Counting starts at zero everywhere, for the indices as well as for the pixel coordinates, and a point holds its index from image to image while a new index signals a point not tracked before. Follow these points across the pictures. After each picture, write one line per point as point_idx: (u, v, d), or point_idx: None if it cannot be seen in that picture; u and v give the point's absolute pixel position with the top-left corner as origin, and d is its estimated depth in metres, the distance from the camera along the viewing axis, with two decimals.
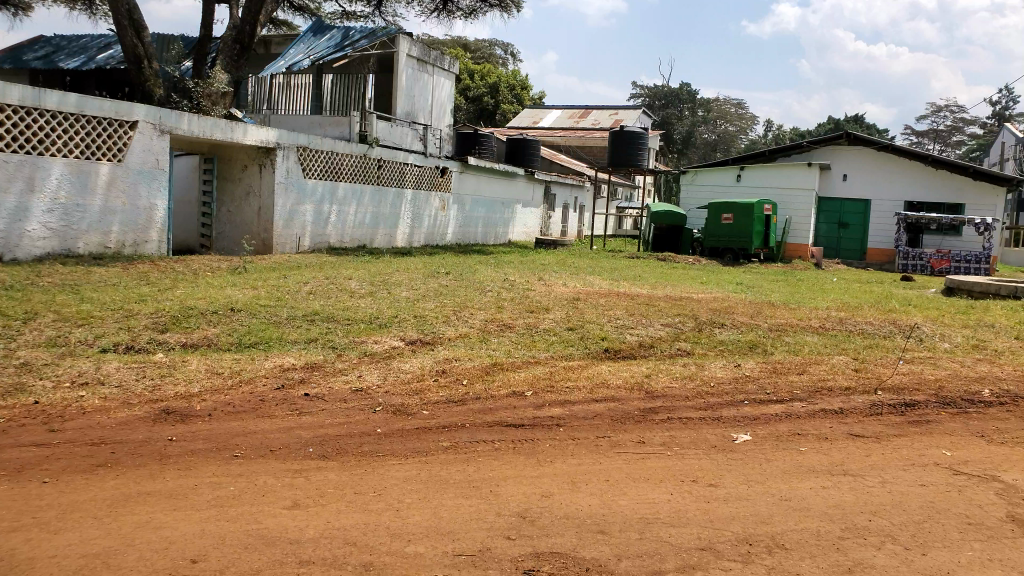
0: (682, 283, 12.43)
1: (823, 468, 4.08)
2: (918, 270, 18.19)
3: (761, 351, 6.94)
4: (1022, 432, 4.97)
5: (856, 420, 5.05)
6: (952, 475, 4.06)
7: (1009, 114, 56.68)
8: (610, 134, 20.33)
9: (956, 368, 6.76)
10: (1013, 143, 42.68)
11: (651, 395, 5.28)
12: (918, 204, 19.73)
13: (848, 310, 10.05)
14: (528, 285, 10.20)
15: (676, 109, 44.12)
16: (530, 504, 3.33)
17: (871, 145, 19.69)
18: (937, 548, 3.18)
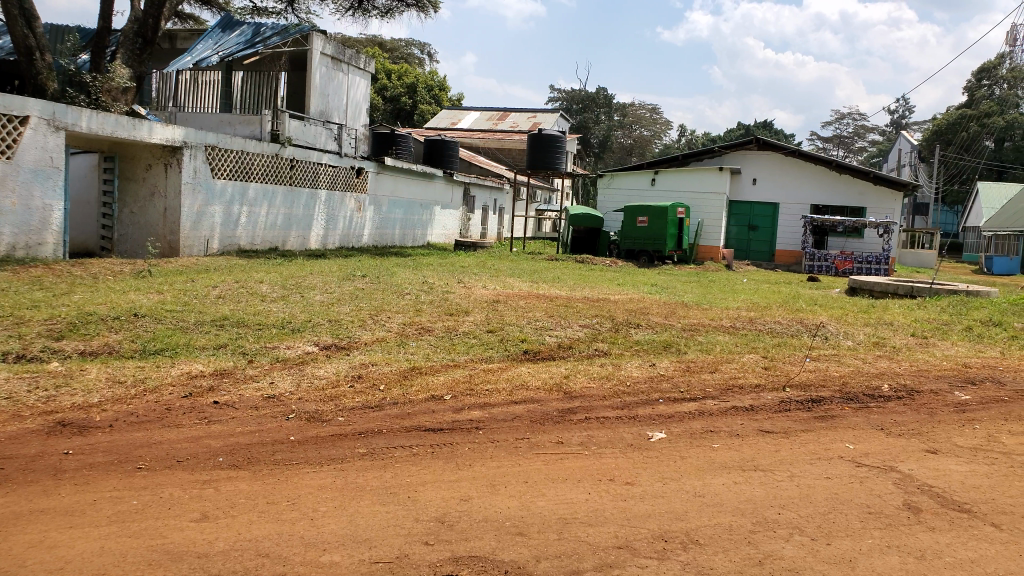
0: (600, 284, 12.64)
1: (734, 464, 4.21)
2: (823, 271, 19.04)
3: (675, 350, 7.12)
4: (916, 424, 5.27)
5: (765, 417, 5.24)
6: (855, 467, 4.26)
7: (905, 122, 60.11)
8: (529, 137, 20.49)
9: (858, 364, 7.11)
10: (909, 150, 45.25)
11: (570, 395, 5.34)
12: (823, 208, 20.68)
13: (758, 310, 10.43)
14: (448, 287, 10.16)
15: (593, 113, 44.81)
16: (448, 509, 3.31)
17: (779, 151, 20.53)
18: (840, 537, 3.33)
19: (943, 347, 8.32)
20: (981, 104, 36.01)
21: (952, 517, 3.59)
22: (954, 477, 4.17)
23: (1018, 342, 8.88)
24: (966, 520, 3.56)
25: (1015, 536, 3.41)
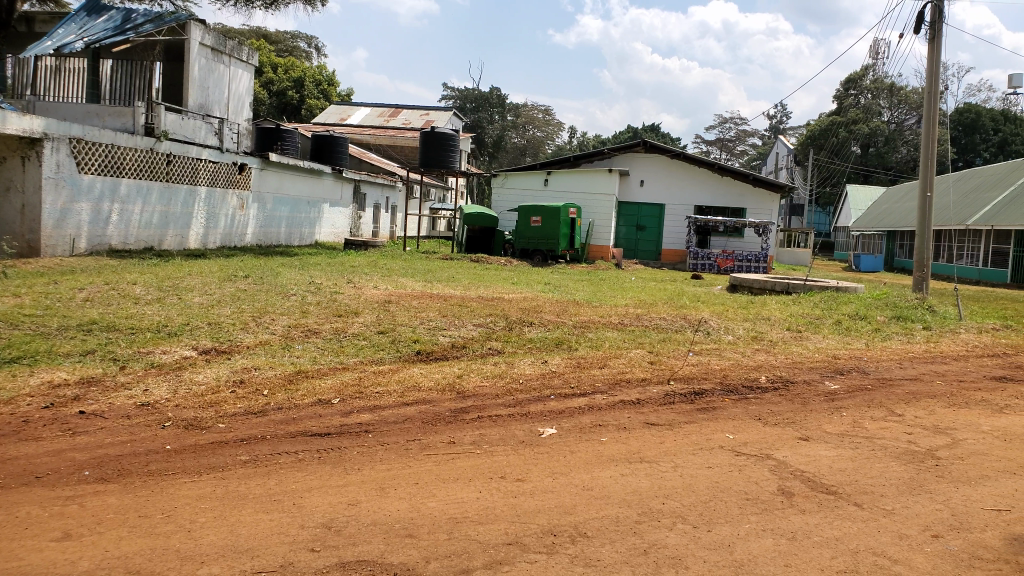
0: (494, 283, 12.69)
1: (622, 457, 4.33)
2: (706, 269, 19.87)
3: (566, 348, 7.25)
4: (790, 414, 5.59)
5: (651, 410, 5.42)
6: (734, 456, 4.47)
7: (782, 128, 63.67)
8: (420, 135, 20.34)
9: (738, 358, 7.46)
10: (787, 154, 48.29)
11: (462, 395, 5.33)
12: (705, 209, 21.60)
13: (645, 307, 10.76)
14: (336, 288, 9.90)
15: (486, 113, 44.91)
16: (336, 514, 3.25)
17: (665, 153, 21.29)
18: (720, 523, 3.48)
19: (815, 340, 8.87)
20: (849, 112, 38.52)
21: (821, 499, 3.83)
22: (823, 461, 4.45)
23: (881, 334, 9.58)
24: (833, 502, 3.81)
25: (875, 513, 3.68)
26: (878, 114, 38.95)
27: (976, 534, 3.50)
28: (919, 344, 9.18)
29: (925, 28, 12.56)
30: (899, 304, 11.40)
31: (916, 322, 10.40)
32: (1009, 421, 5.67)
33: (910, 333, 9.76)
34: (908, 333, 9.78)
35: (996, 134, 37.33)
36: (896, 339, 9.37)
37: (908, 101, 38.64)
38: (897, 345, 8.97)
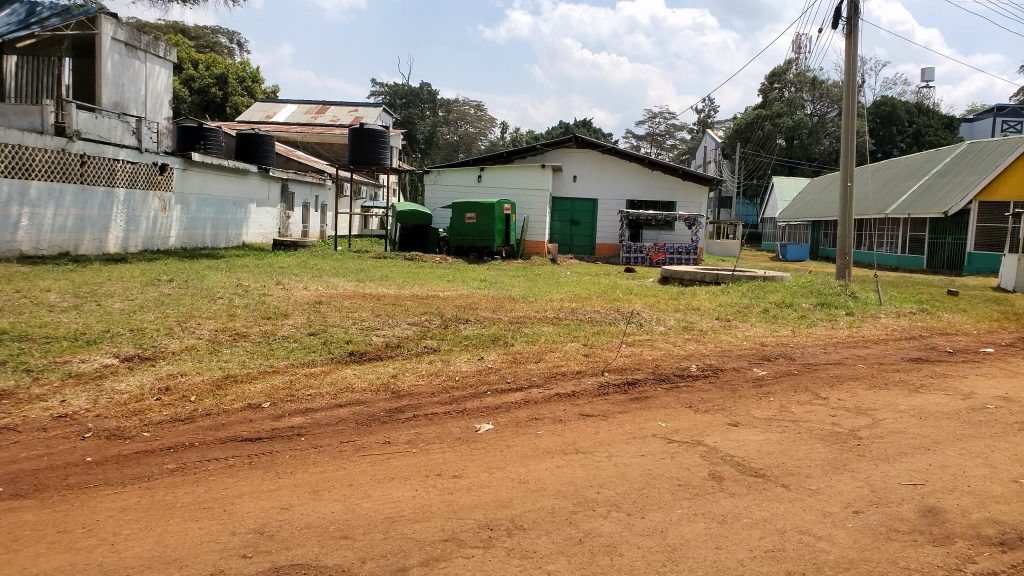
0: (430, 281, 12.63)
1: (557, 449, 4.39)
2: (639, 262, 20.22)
3: (501, 343, 7.28)
4: (720, 400, 5.76)
5: (585, 401, 5.50)
6: (666, 444, 4.58)
7: (709, 122, 65.24)
8: (349, 131, 20.04)
9: (669, 348, 7.64)
10: (714, 148, 49.57)
11: (397, 395, 5.31)
12: (637, 203, 21.97)
13: (580, 301, 10.90)
14: (266, 290, 9.69)
15: (416, 109, 44.66)
16: (268, 519, 3.20)
17: (596, 148, 21.56)
18: (653, 510, 3.57)
19: (744, 328, 9.15)
20: (774, 105, 39.81)
21: (749, 482, 3.96)
22: (752, 445, 4.60)
23: (806, 320, 9.95)
24: (762, 484, 3.95)
25: (800, 493, 3.83)
26: (801, 107, 40.43)
27: (894, 507, 3.68)
28: (842, 329, 9.57)
29: (842, 24, 13.05)
30: (823, 291, 11.85)
31: (839, 308, 10.83)
32: (925, 400, 5.98)
33: (833, 319, 10.17)
34: (832, 319, 10.17)
35: (910, 126, 39.06)
36: (821, 325, 9.74)
37: (828, 95, 40.09)
38: (821, 331, 9.33)
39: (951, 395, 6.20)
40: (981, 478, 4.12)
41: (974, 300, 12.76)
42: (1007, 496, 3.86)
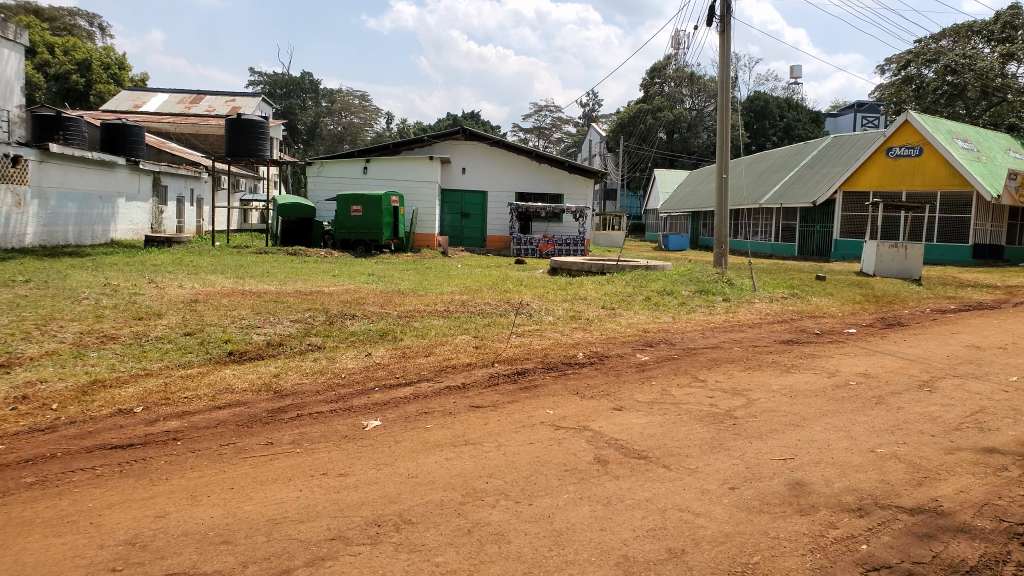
0: (314, 277, 12.30)
1: (446, 441, 4.41)
2: (529, 254, 20.38)
3: (390, 338, 7.20)
4: (605, 385, 5.96)
5: (475, 393, 5.55)
6: (553, 430, 4.69)
7: (594, 116, 66.91)
8: (225, 122, 19.25)
9: (558, 337, 7.81)
10: (599, 141, 50.93)
11: (280, 394, 5.18)
12: (526, 196, 22.27)
13: (470, 293, 10.91)
14: (135, 290, 9.15)
15: (298, 99, 43.38)
16: (140, 529, 3.06)
17: (483, 141, 21.64)
18: (541, 496, 3.65)
19: (628, 316, 9.45)
20: (655, 100, 41.20)
21: (632, 464, 4.12)
22: (635, 429, 4.78)
23: (687, 307, 10.39)
24: (644, 465, 4.12)
25: (679, 473, 4.02)
26: (681, 102, 42.05)
27: (766, 482, 3.93)
28: (720, 314, 10.05)
29: (716, 21, 13.65)
30: (702, 279, 12.37)
31: (716, 295, 11.37)
32: (794, 379, 6.40)
33: (711, 305, 10.66)
34: (710, 305, 10.66)
35: (781, 120, 41.35)
36: (700, 311, 10.19)
37: (705, 90, 41.89)
38: (700, 317, 9.79)
39: (817, 373, 6.67)
40: (843, 450, 4.46)
41: (838, 284, 13.67)
42: (864, 465, 4.20)
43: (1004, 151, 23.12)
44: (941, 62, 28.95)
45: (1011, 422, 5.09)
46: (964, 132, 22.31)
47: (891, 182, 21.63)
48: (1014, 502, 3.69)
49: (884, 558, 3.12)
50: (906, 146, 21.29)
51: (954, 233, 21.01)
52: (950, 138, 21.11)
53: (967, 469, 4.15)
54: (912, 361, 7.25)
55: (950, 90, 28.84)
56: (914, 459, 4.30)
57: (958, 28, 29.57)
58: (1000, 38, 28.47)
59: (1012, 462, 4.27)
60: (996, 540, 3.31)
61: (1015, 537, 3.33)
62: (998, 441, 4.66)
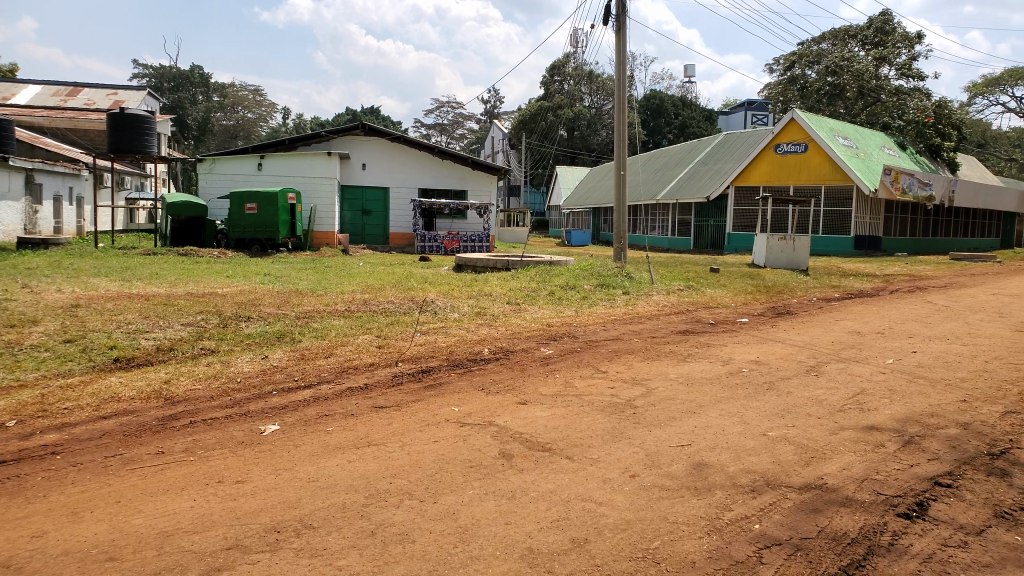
0: (206, 278, 11.84)
1: (348, 444, 4.34)
2: (434, 251, 20.26)
3: (289, 340, 7.02)
4: (510, 380, 6.03)
5: (378, 393, 5.48)
6: (458, 427, 4.69)
7: (496, 113, 67.33)
8: (107, 116, 18.22)
9: (461, 334, 7.80)
10: (502, 137, 51.39)
11: (171, 401, 4.97)
12: (429, 191, 22.16)
13: (371, 292, 10.76)
14: (7, 296, 8.54)
15: (187, 92, 41.62)
16: (14, 551, 2.88)
17: (383, 136, 21.36)
18: (446, 493, 3.65)
19: (532, 311, 9.55)
20: (555, 97, 41.71)
21: (537, 457, 4.18)
22: (539, 421, 4.85)
23: (589, 301, 10.61)
24: (548, 457, 4.18)
25: (582, 463, 4.10)
26: (581, 99, 42.86)
27: (665, 468, 4.06)
28: (620, 307, 10.30)
29: (612, 20, 13.97)
30: (602, 273, 12.64)
31: (617, 289, 11.65)
32: (691, 368, 6.64)
33: (612, 298, 10.92)
34: (611, 298, 10.92)
35: (676, 119, 42.79)
36: (601, 305, 10.42)
37: (603, 88, 42.80)
38: (602, 310, 10.02)
39: (712, 361, 6.94)
40: (737, 434, 4.66)
41: (731, 276, 14.25)
42: (756, 448, 4.40)
43: (880, 149, 24.72)
44: (822, 64, 30.66)
45: (887, 401, 5.46)
46: (845, 130, 23.70)
47: (779, 177, 22.71)
48: (890, 476, 3.96)
49: (775, 535, 3.28)
50: (793, 143, 22.44)
51: (837, 225, 22.32)
52: (832, 136, 22.41)
53: (849, 447, 4.42)
54: (799, 348, 7.65)
55: (830, 90, 30.64)
56: (802, 441, 4.54)
57: (836, 32, 31.26)
58: (873, 43, 30.44)
59: (888, 438, 4.58)
60: (874, 511, 3.53)
61: (891, 508, 3.56)
62: (877, 419, 4.98)
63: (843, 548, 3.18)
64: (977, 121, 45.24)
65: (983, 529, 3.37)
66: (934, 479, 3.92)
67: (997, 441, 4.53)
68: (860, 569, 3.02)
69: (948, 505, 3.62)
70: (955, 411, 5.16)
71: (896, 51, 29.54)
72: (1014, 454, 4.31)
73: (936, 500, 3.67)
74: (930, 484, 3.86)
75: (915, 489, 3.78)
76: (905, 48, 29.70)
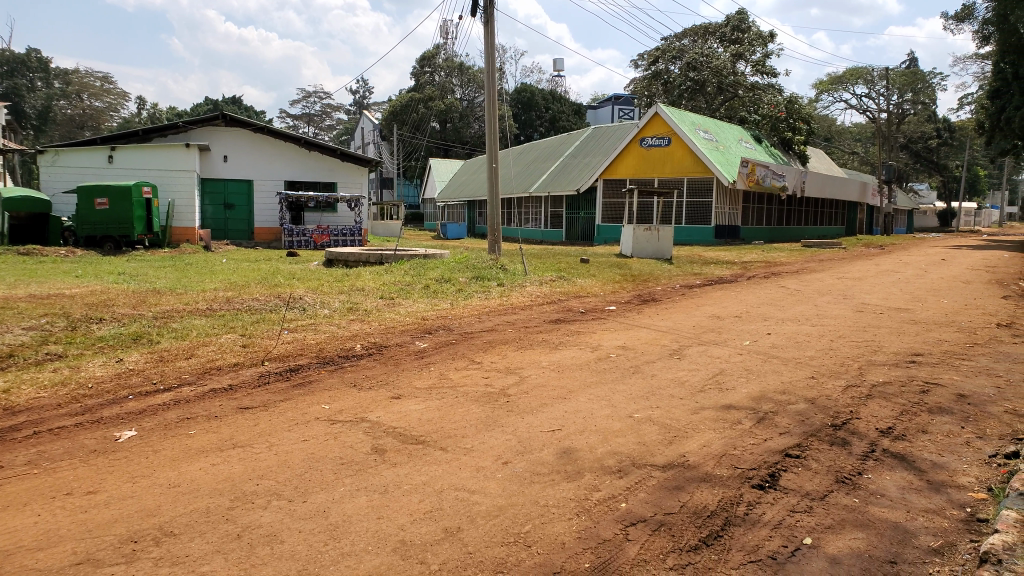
0: (50, 278, 11.00)
1: (212, 446, 4.20)
2: (302, 246, 19.72)
3: (146, 342, 6.68)
4: (383, 376, 5.98)
5: (244, 394, 5.32)
6: (330, 425, 4.64)
7: (367, 104, 66.28)
8: None
9: (333, 330, 7.67)
10: (373, 129, 50.70)
11: (12, 412, 4.62)
12: (297, 184, 21.56)
13: (236, 289, 10.36)
14: None
15: (23, 77, 38.36)
16: None
17: (246, 127, 20.52)
18: (315, 492, 3.61)
19: (406, 305, 9.51)
20: (425, 89, 41.50)
21: (410, 450, 4.21)
22: (413, 415, 4.87)
23: (464, 293, 10.69)
24: (421, 450, 4.22)
25: (456, 453, 4.17)
26: (452, 92, 42.94)
27: (537, 454, 4.19)
28: (495, 299, 10.44)
29: (480, 12, 14.07)
30: (477, 265, 12.75)
31: (492, 280, 11.79)
32: (562, 355, 6.85)
33: (487, 290, 11.04)
34: (486, 290, 11.04)
35: (547, 112, 43.65)
36: (476, 297, 10.50)
37: (475, 81, 43.03)
38: (476, 302, 10.12)
39: (583, 348, 7.19)
40: (605, 417, 4.88)
41: (601, 265, 14.71)
42: (623, 429, 4.62)
43: (736, 142, 26.18)
44: (683, 60, 32.09)
45: (743, 381, 5.86)
46: (705, 124, 24.94)
47: (645, 170, 23.62)
48: (744, 451, 4.26)
49: (640, 513, 3.47)
50: (657, 136, 23.46)
51: (698, 216, 23.54)
52: (694, 130, 23.57)
53: (709, 425, 4.72)
54: (664, 333, 8.04)
55: (691, 86, 32.10)
56: (665, 421, 4.81)
57: (696, 29, 32.79)
58: (731, 40, 32.19)
59: (745, 415, 4.93)
60: (730, 484, 3.81)
61: (746, 480, 3.85)
62: (734, 398, 5.34)
63: (703, 521, 3.40)
64: (822, 117, 48.92)
65: (826, 494, 3.71)
66: (785, 451, 4.27)
67: (839, 413, 4.97)
68: (718, 538, 3.25)
69: (797, 474, 3.96)
70: (804, 388, 5.62)
71: (751, 49, 31.50)
72: (853, 424, 4.76)
73: (787, 470, 4.00)
74: (781, 456, 4.19)
75: (767, 462, 4.10)
76: (760, 46, 31.67)
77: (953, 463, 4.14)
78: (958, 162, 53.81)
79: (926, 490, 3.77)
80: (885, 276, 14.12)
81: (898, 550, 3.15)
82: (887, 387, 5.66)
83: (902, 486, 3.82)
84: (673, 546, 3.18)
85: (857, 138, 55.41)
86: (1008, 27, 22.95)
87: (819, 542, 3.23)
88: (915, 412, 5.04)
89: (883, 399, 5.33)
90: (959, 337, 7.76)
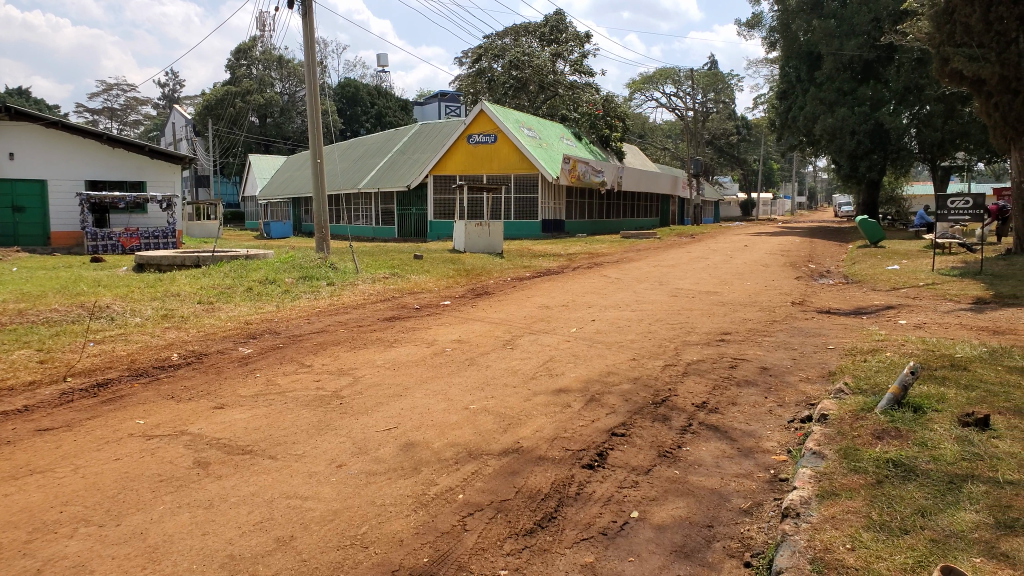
0: None
1: (4, 476, 3.79)
2: (109, 250, 18.12)
3: None
4: (204, 386, 5.63)
5: (43, 414, 4.84)
6: (145, 441, 4.32)
7: (176, 98, 62.28)
8: None
9: (145, 340, 7.14)
10: (185, 124, 47.73)
11: None
12: (100, 184, 19.83)
13: (30, 301, 9.35)
14: None
15: None
16: None
17: (36, 121, 18.57)
18: (130, 514, 3.36)
19: (227, 310, 9.04)
20: (242, 82, 39.34)
21: (236, 461, 4.01)
22: (238, 425, 4.65)
23: (291, 294, 10.33)
24: (248, 460, 4.04)
25: (285, 461, 4.03)
26: (271, 85, 41.26)
27: (373, 453, 4.15)
28: (324, 299, 10.18)
29: (298, 4, 13.60)
30: (305, 265, 12.33)
31: (320, 280, 11.49)
32: (396, 353, 6.80)
33: (316, 291, 10.75)
34: (315, 291, 10.74)
35: (372, 108, 43.06)
36: (304, 298, 10.17)
37: (295, 75, 41.61)
38: (304, 303, 9.80)
39: (417, 345, 7.17)
40: (441, 412, 4.90)
41: (434, 262, 14.71)
42: (458, 422, 4.67)
43: (559, 139, 27.14)
44: (505, 58, 32.69)
45: (572, 366, 6.11)
46: (529, 122, 25.66)
47: (472, 167, 23.95)
48: (575, 432, 4.45)
49: (477, 502, 3.54)
50: (483, 133, 23.80)
51: (525, 210, 24.20)
52: (518, 127, 24.20)
53: (541, 411, 4.88)
54: (496, 324, 8.20)
55: (514, 84, 32.81)
56: (500, 410, 4.91)
57: (515, 28, 33.52)
58: (549, 39, 33.30)
59: (575, 399, 5.15)
60: (563, 466, 3.97)
61: (578, 461, 4.03)
62: (564, 383, 5.56)
63: (537, 504, 3.52)
64: (636, 114, 51.78)
65: (651, 468, 3.96)
66: (612, 430, 4.50)
67: (660, 392, 5.31)
68: (550, 520, 3.38)
69: (622, 451, 4.19)
70: (627, 369, 5.96)
71: (569, 48, 32.87)
72: (674, 400, 5.11)
73: (613, 448, 4.22)
74: (609, 436, 4.41)
75: (597, 441, 4.31)
76: (576, 46, 33.14)
77: (760, 430, 4.56)
78: (756, 156, 59.06)
79: (737, 456, 4.13)
80: (696, 263, 15.20)
81: (715, 515, 3.43)
82: (701, 364, 6.12)
83: (716, 455, 4.16)
84: (509, 532, 3.27)
85: (668, 135, 59.35)
86: (790, 34, 25.67)
87: (645, 514, 3.44)
88: (726, 386, 5.50)
89: (698, 376, 5.77)
90: (762, 315, 8.53)
